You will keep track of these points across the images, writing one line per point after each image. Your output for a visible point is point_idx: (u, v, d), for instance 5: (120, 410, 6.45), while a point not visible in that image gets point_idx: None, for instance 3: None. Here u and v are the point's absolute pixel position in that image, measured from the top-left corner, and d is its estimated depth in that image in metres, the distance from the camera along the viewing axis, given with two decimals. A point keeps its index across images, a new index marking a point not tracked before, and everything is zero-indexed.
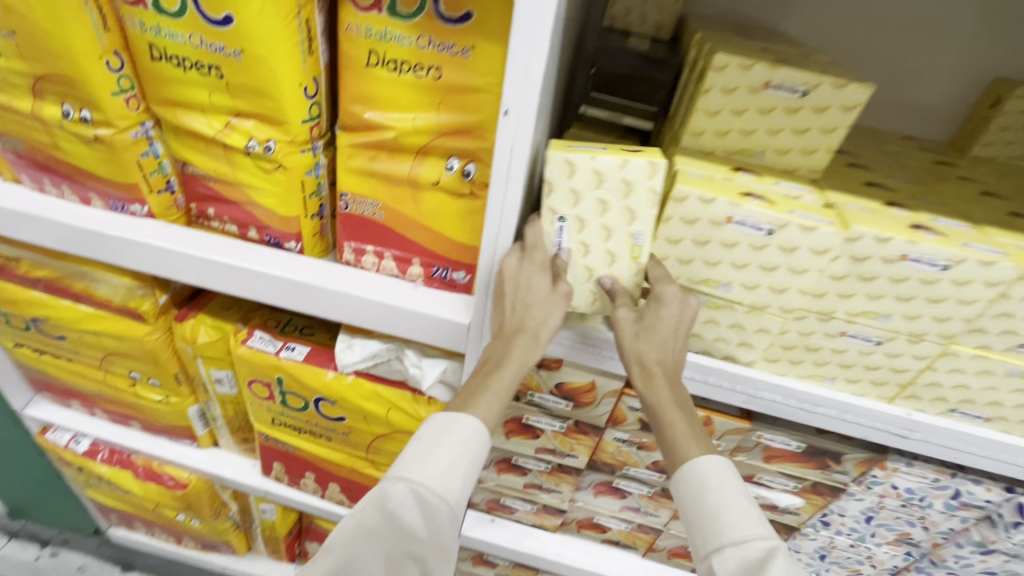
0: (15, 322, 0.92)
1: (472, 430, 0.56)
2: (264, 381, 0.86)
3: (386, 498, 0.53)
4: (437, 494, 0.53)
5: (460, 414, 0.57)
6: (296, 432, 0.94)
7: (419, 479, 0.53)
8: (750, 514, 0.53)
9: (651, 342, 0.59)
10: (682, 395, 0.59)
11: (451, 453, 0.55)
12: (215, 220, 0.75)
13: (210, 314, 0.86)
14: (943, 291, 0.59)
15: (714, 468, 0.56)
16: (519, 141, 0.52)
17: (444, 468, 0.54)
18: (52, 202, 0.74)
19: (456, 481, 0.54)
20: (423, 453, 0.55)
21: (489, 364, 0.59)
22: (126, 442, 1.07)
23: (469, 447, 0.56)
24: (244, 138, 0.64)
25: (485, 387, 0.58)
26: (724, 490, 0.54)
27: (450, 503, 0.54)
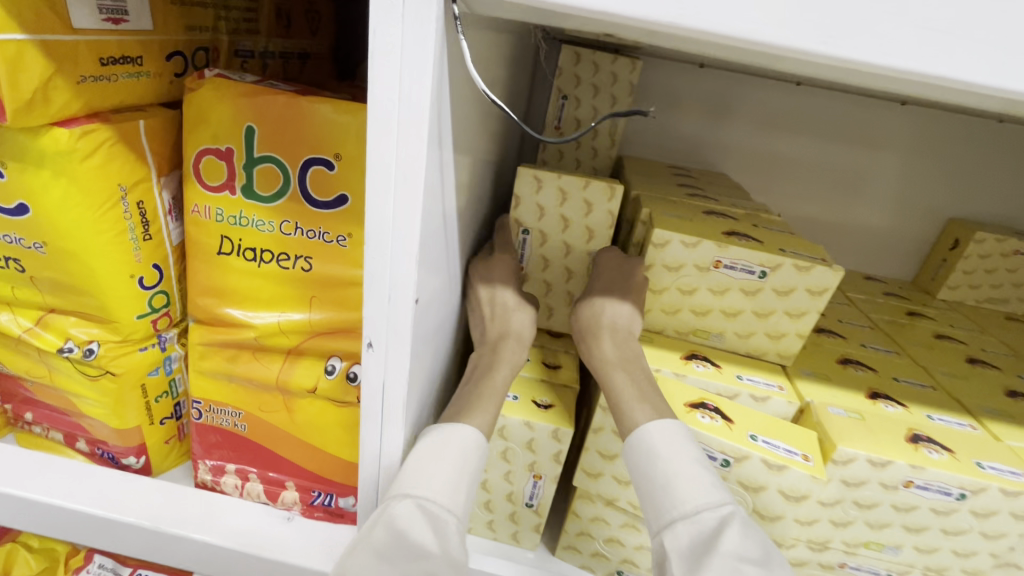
0: None
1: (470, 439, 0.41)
2: None
3: (382, 525, 0.37)
4: (447, 507, 0.38)
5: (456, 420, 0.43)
6: None
7: (427, 483, 0.38)
8: (703, 476, 0.40)
9: (597, 291, 0.52)
10: (633, 353, 0.49)
11: (456, 458, 0.40)
12: (36, 426, 0.58)
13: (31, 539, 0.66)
14: (963, 521, 0.46)
15: (662, 435, 0.42)
16: (396, 376, 0.37)
17: (450, 475, 0.39)
18: None
19: (466, 487, 0.39)
20: (416, 459, 0.39)
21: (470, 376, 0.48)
22: None
23: (472, 455, 0.41)
24: (59, 338, 0.49)
25: (475, 396, 0.45)
26: (677, 453, 0.41)
27: (461, 514, 0.39)
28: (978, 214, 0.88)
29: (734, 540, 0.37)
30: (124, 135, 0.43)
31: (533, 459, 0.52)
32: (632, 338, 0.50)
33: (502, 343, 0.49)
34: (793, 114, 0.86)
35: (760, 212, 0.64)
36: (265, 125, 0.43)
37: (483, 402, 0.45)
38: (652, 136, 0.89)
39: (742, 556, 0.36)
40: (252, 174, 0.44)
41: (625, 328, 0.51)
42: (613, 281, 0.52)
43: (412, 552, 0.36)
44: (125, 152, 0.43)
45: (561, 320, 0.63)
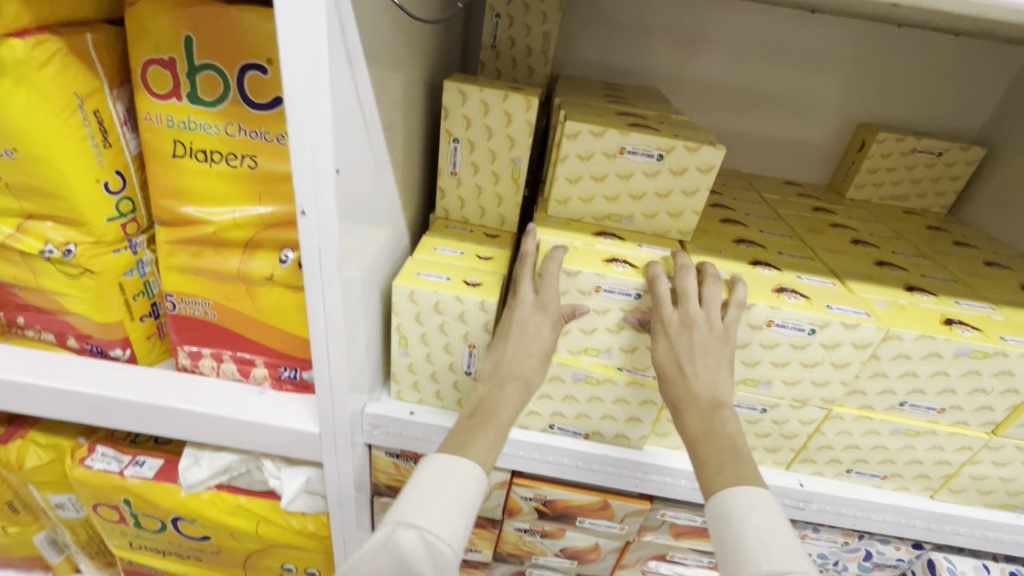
0: None
1: (470, 475, 0.47)
2: (110, 503, 0.74)
3: (389, 554, 0.42)
4: (448, 542, 0.43)
5: (460, 455, 0.48)
6: (160, 555, 0.80)
7: (428, 518, 0.43)
8: (773, 548, 0.42)
9: (684, 366, 0.52)
10: (716, 423, 0.50)
11: (457, 495, 0.45)
12: (29, 329, 0.65)
13: (35, 437, 0.73)
14: (814, 356, 0.57)
15: (738, 495, 0.45)
16: (329, 239, 0.45)
17: (451, 511, 0.45)
18: None
19: (465, 525, 0.45)
20: (416, 494, 0.45)
21: (486, 413, 0.51)
22: None
23: (474, 492, 0.46)
24: (39, 242, 0.56)
25: (485, 430, 0.50)
26: (752, 521, 0.44)
27: (459, 550, 0.44)
28: (887, 118, 0.96)
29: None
30: (73, 48, 0.48)
31: (466, 329, 0.60)
32: (722, 411, 0.51)
33: (508, 380, 0.53)
34: (717, 27, 0.90)
35: (670, 113, 0.71)
36: (202, 34, 0.49)
37: (499, 432, 0.51)
38: (586, 55, 0.94)
39: None
40: (195, 80, 0.50)
41: (709, 401, 0.51)
42: (694, 356, 0.52)
43: None
44: (77, 62, 0.48)
45: (495, 221, 0.72)
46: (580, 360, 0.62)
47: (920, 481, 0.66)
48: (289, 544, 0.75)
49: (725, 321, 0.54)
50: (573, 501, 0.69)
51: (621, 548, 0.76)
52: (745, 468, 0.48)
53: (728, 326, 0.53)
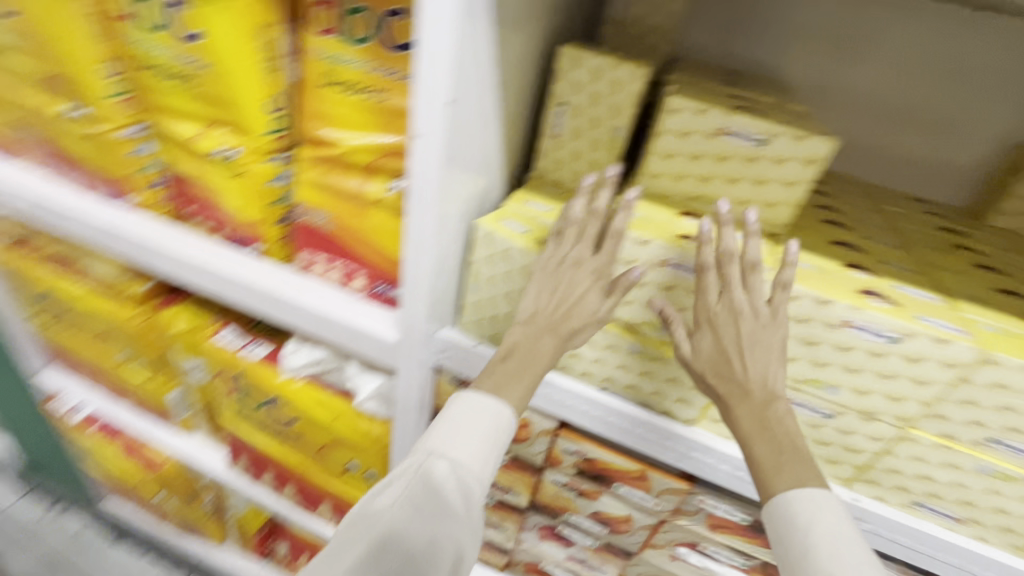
0: (28, 295, 1.01)
1: (500, 418, 0.58)
2: (228, 374, 0.89)
3: (428, 477, 0.57)
4: (474, 473, 0.57)
5: (492, 400, 0.60)
6: (258, 429, 0.94)
7: (461, 453, 0.58)
8: (843, 555, 0.46)
9: (735, 361, 0.53)
10: (769, 417, 0.52)
11: (487, 436, 0.58)
12: (194, 217, 0.77)
13: (187, 308, 0.90)
14: (865, 359, 0.55)
15: (806, 499, 0.49)
16: (434, 165, 0.53)
17: (481, 450, 0.58)
18: (52, 190, 0.80)
19: (491, 461, 0.58)
20: (453, 430, 0.59)
21: (523, 365, 0.60)
22: (115, 415, 1.12)
23: (502, 433, 0.59)
24: (214, 144, 0.69)
25: (520, 377, 0.60)
26: (819, 527, 0.48)
27: (483, 481, 0.58)
28: None
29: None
30: None
31: None
32: (774, 405, 0.52)
33: (545, 335, 0.59)
34: None
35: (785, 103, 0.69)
36: None
37: (531, 377, 0.59)
38: None
39: None
40: (350, 20, 0.58)
41: (763, 395, 0.53)
42: (748, 352, 0.53)
43: (443, 502, 0.56)
44: None
45: None
46: (639, 331, 0.64)
47: (1003, 535, 0.59)
48: (356, 443, 0.85)
49: (772, 305, 0.54)
50: (610, 464, 0.72)
51: (653, 526, 0.77)
52: (803, 465, 0.51)
53: (777, 313, 0.53)
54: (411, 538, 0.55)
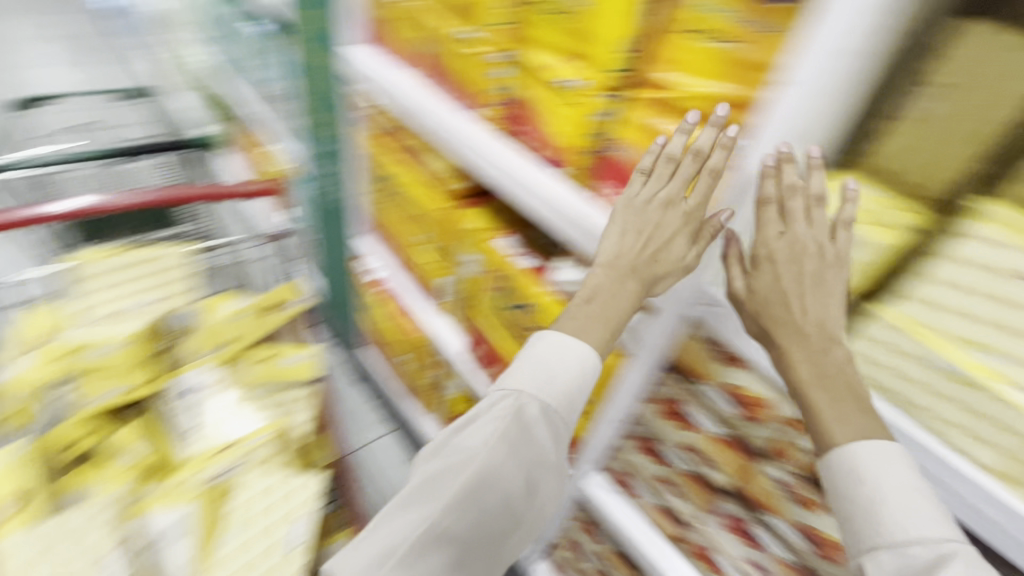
0: (381, 174, 1.34)
1: (580, 355, 0.77)
2: (494, 274, 1.05)
3: (528, 416, 0.77)
4: (560, 412, 0.78)
5: (577, 340, 0.77)
6: (502, 328, 1.11)
7: (551, 399, 0.78)
8: (911, 509, 0.54)
9: (791, 302, 0.63)
10: (827, 367, 0.59)
11: (575, 378, 0.77)
12: (522, 135, 0.92)
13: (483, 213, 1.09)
14: (953, 319, 0.55)
15: (872, 451, 0.57)
16: (785, 116, 0.58)
17: (565, 390, 0.78)
18: (430, 95, 1.05)
19: (573, 398, 0.79)
20: (545, 375, 0.78)
21: (610, 300, 0.75)
22: (402, 283, 1.45)
23: (588, 374, 0.78)
24: (565, 74, 0.79)
25: (589, 305, 0.76)
26: (886, 484, 0.56)
27: (564, 415, 0.79)
28: None
29: (945, 563, 0.51)
30: None
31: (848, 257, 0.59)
32: (826, 353, 0.59)
33: (626, 278, 0.73)
34: None
35: None
36: None
37: (607, 328, 0.76)
38: None
39: None
40: None
41: (818, 337, 0.60)
42: (812, 289, 0.61)
43: (537, 437, 0.77)
44: None
45: None
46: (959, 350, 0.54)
47: None
48: None
49: (835, 241, 0.60)
50: None
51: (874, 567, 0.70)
52: (862, 412, 0.58)
53: (841, 252, 0.59)
54: (506, 470, 0.76)
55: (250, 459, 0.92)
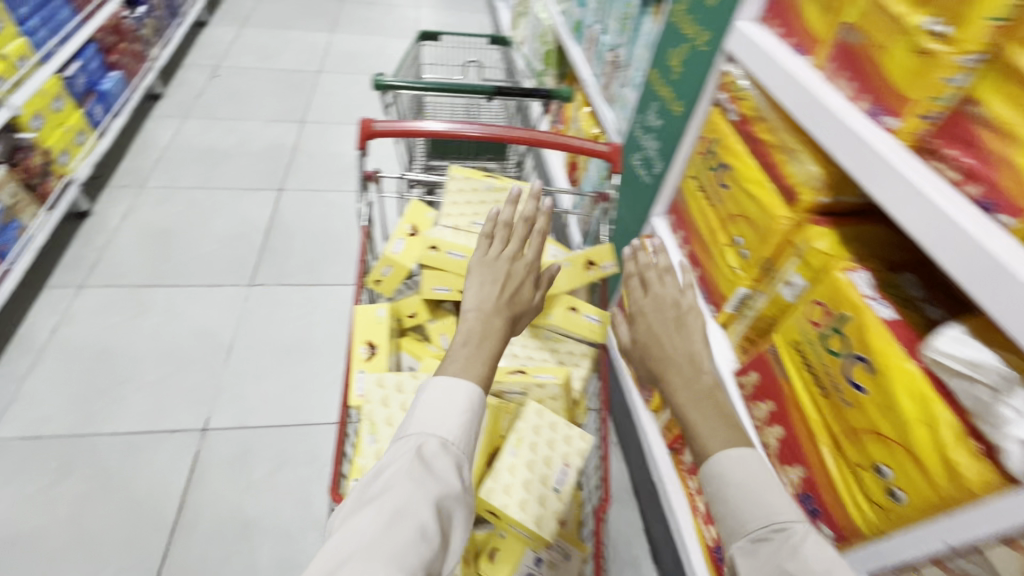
0: (710, 161, 1.25)
1: (440, 382, 0.83)
2: (828, 308, 0.92)
3: (422, 467, 0.77)
4: (452, 436, 0.81)
5: (455, 382, 0.84)
6: (803, 368, 0.99)
7: (450, 435, 0.81)
8: (762, 482, 0.80)
9: (664, 342, 0.98)
10: (697, 390, 0.91)
11: (449, 407, 0.82)
12: (950, 160, 0.73)
13: (842, 244, 0.94)
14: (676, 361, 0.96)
15: (733, 457, 0.83)
16: None
17: (444, 421, 0.81)
18: (830, 90, 0.91)
19: (453, 421, 0.81)
20: (426, 415, 0.82)
21: (481, 339, 0.88)
22: (683, 277, 1.40)
23: (468, 398, 0.82)
24: None
25: (468, 342, 0.89)
26: (740, 475, 0.81)
27: (454, 437, 0.81)
28: None
29: (793, 540, 0.74)
30: None
31: None
32: (695, 374, 0.92)
33: (493, 317, 0.92)
34: None
35: None
36: None
37: (482, 362, 0.86)
38: None
39: (804, 562, 0.71)
40: None
41: (691, 363, 0.95)
42: (677, 332, 0.99)
43: (434, 475, 0.77)
44: None
45: None
46: None
47: None
48: (908, 454, 0.77)
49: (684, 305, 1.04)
50: None
51: None
52: (693, 340, 0.98)
53: (692, 318, 1.02)
54: (373, 534, 0.70)
55: (537, 394, 1.02)
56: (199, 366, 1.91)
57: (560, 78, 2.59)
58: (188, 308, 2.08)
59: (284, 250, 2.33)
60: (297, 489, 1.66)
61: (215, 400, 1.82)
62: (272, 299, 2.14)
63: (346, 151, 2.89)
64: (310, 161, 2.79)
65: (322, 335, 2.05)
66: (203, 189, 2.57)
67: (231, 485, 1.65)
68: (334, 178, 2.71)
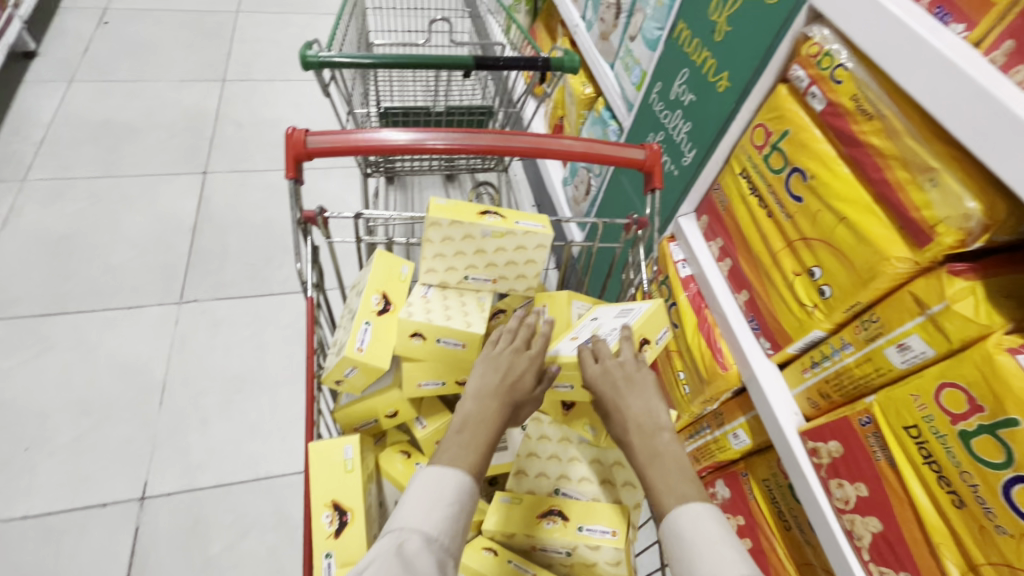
0: (773, 160, 0.94)
1: (431, 473, 0.61)
2: (975, 399, 0.67)
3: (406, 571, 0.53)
4: (439, 530, 0.58)
5: (439, 464, 0.62)
6: (922, 461, 0.75)
7: (437, 530, 0.57)
8: (714, 537, 0.59)
9: (617, 406, 0.71)
10: (656, 448, 0.68)
11: (437, 491, 0.59)
12: None
13: (996, 308, 0.66)
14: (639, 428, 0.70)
15: (686, 510, 0.62)
16: None
17: (428, 510, 0.58)
18: (1008, 84, 0.60)
19: (445, 511, 0.58)
20: (409, 504, 0.59)
21: (480, 425, 0.65)
22: (723, 301, 1.12)
23: (460, 483, 0.60)
24: None
25: (463, 441, 0.64)
26: (695, 529, 0.60)
27: (443, 533, 0.58)
28: None
29: None
30: None
31: None
32: (659, 436, 0.69)
33: (493, 401, 0.67)
34: None
35: None
36: None
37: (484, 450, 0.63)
38: None
39: None
40: None
41: (651, 425, 0.70)
42: (630, 389, 0.73)
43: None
44: None
45: None
46: None
47: None
48: None
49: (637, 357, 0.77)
50: None
51: None
52: (644, 396, 0.72)
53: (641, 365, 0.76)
54: None
55: (588, 555, 0.75)
56: (128, 414, 1.56)
57: (535, 17, 2.12)
58: (104, 339, 1.69)
59: (218, 252, 1.92)
60: (266, 560, 1.39)
61: (153, 457, 1.50)
62: (210, 318, 1.76)
63: (282, 116, 2.38)
64: (238, 132, 2.29)
65: (277, 360, 1.71)
66: (106, 178, 2.07)
67: (185, 565, 1.36)
68: (270, 153, 2.24)
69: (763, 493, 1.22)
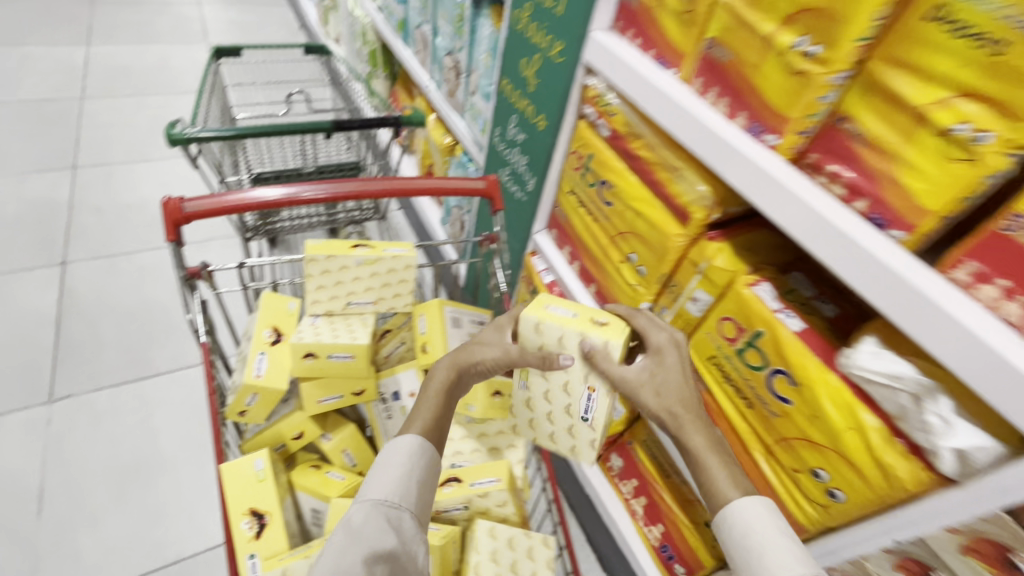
0: (588, 177, 1.19)
1: (393, 442, 0.76)
2: (739, 324, 0.92)
3: (355, 533, 0.64)
4: (390, 495, 0.69)
5: (395, 440, 0.75)
6: (723, 381, 0.99)
7: (387, 494, 0.69)
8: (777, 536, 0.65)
9: (663, 396, 0.77)
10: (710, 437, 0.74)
11: (387, 463, 0.71)
12: (828, 176, 0.76)
13: (738, 258, 0.94)
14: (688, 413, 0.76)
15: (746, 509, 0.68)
16: None
17: (380, 480, 0.70)
18: (705, 106, 0.88)
19: (391, 478, 0.70)
20: (367, 480, 0.71)
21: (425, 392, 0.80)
22: (579, 296, 1.34)
23: (405, 450, 0.73)
24: (955, 119, 0.60)
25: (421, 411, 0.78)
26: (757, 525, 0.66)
27: (393, 497, 0.69)
28: None
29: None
30: None
31: None
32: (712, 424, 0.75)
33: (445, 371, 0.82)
34: None
35: None
36: None
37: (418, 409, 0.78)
38: None
39: None
40: None
41: (701, 413, 0.76)
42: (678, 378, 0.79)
43: (367, 538, 0.64)
44: None
45: None
46: None
47: None
48: (845, 459, 0.79)
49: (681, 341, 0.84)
50: None
51: None
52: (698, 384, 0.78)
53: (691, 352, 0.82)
54: None
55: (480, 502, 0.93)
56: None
57: (393, 81, 2.35)
58: None
59: (90, 342, 1.82)
60: None
61: (36, 571, 1.37)
62: (89, 412, 1.66)
63: (146, 196, 2.33)
64: (98, 218, 2.20)
65: (172, 439, 1.65)
66: None
67: None
68: (138, 234, 2.17)
69: (647, 455, 1.39)
